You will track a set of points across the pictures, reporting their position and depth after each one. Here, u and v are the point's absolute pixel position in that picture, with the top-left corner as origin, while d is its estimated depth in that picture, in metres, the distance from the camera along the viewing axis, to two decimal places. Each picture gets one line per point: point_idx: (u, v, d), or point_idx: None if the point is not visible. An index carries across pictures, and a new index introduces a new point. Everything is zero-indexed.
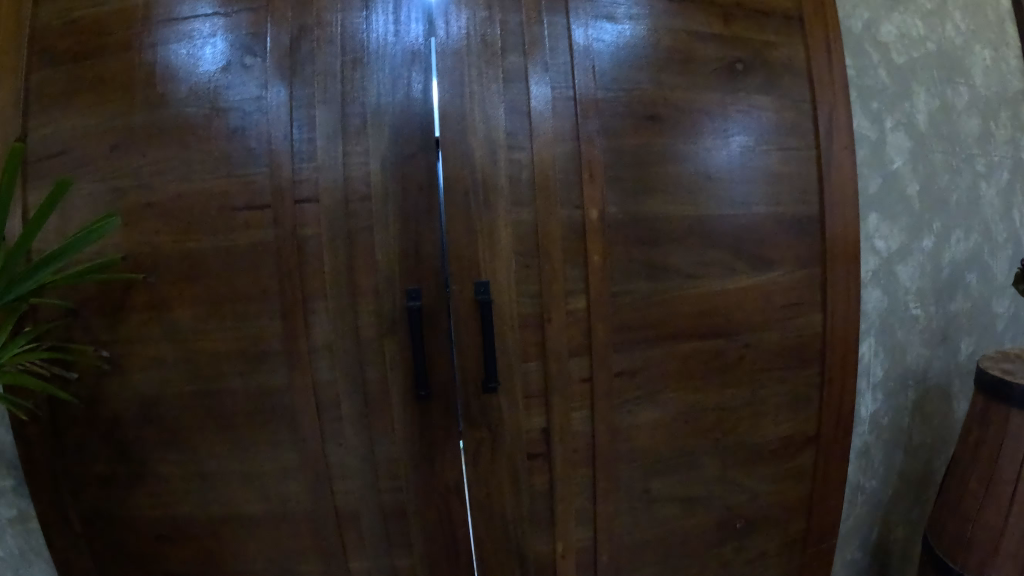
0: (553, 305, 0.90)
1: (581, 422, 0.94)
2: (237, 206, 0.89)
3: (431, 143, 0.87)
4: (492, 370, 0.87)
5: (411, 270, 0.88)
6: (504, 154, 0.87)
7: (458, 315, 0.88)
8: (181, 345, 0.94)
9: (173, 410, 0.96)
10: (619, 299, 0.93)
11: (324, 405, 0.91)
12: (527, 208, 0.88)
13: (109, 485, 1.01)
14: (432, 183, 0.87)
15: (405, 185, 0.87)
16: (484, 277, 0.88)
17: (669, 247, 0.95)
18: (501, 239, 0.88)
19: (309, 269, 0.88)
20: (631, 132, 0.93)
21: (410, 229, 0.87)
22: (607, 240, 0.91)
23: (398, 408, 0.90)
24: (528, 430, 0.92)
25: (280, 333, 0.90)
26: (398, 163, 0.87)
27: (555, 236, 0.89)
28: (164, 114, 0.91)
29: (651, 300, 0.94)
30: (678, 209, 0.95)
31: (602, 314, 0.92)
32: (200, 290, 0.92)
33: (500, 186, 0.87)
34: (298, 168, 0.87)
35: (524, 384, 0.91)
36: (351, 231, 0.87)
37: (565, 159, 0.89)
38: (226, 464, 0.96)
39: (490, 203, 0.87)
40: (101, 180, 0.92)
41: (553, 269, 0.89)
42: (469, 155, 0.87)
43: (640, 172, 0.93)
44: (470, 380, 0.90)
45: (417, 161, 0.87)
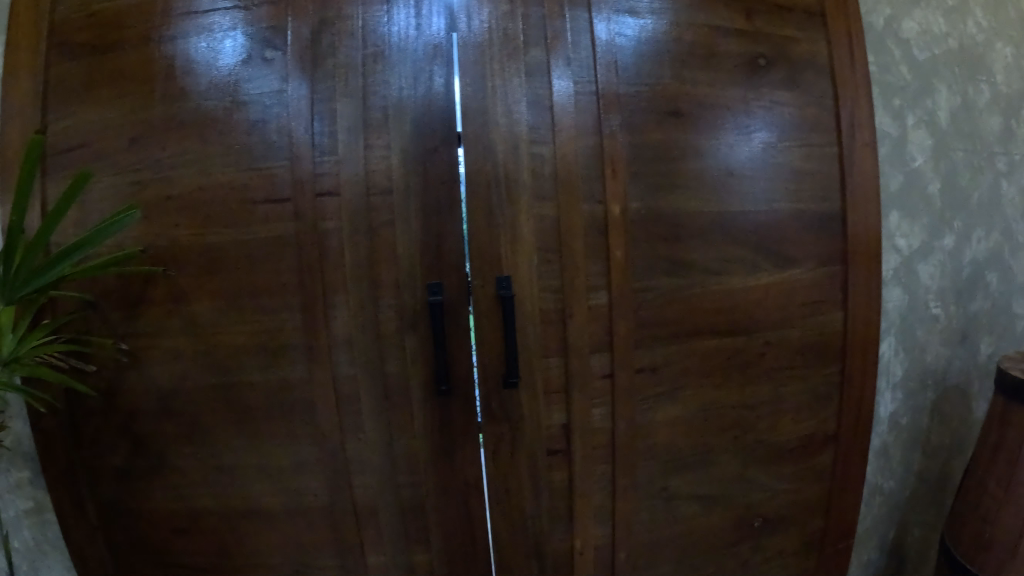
0: (575, 300, 0.89)
1: (601, 418, 0.93)
2: (258, 200, 0.89)
3: (453, 136, 0.86)
4: (513, 366, 0.88)
5: (433, 264, 0.87)
6: (526, 148, 0.87)
7: (479, 310, 0.88)
8: (200, 338, 0.94)
9: (192, 403, 0.96)
10: (640, 295, 0.92)
11: (343, 399, 0.91)
12: (549, 203, 0.88)
13: (127, 478, 1.01)
14: (453, 177, 0.87)
15: (427, 179, 0.86)
16: (506, 271, 0.87)
17: (690, 243, 0.94)
18: (523, 234, 0.87)
19: (329, 262, 0.88)
20: (653, 127, 0.92)
21: (431, 223, 0.87)
22: (629, 236, 0.90)
23: (418, 403, 0.90)
24: (548, 427, 0.92)
25: (300, 327, 0.90)
26: (419, 157, 0.86)
27: (577, 231, 0.88)
28: (185, 107, 0.91)
29: (672, 296, 0.94)
30: (700, 205, 0.94)
31: (624, 310, 0.91)
32: (220, 284, 0.92)
33: (522, 181, 0.87)
34: (319, 162, 0.87)
35: (544, 380, 0.90)
36: (372, 224, 0.87)
37: (587, 154, 0.89)
38: (244, 457, 0.96)
39: (512, 198, 0.87)
40: (121, 172, 0.92)
41: (575, 264, 0.89)
42: (491, 149, 0.86)
43: (661, 168, 0.92)
44: (490, 376, 0.90)
45: (438, 155, 0.86)
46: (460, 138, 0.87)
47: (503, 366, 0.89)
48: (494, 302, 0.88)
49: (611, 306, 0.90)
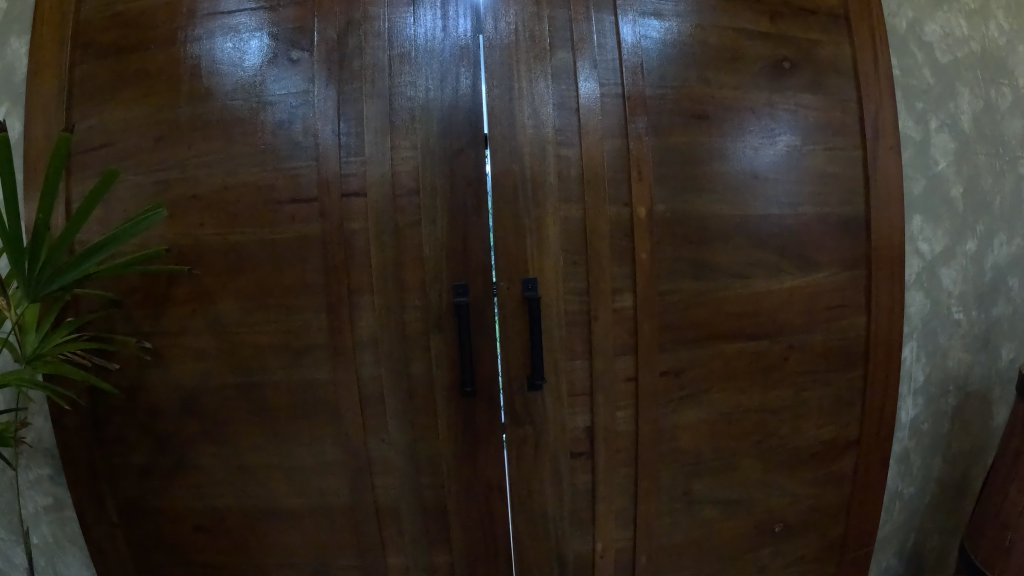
0: (601, 302, 0.89)
1: (625, 421, 0.93)
2: (283, 200, 0.89)
3: (479, 138, 0.87)
4: (538, 369, 0.87)
5: (458, 266, 0.87)
6: (553, 151, 0.87)
7: (504, 311, 0.88)
8: (223, 337, 0.95)
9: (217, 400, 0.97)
10: (664, 298, 0.92)
11: (368, 400, 0.91)
12: (576, 206, 0.88)
13: (148, 475, 1.02)
14: (480, 179, 0.87)
15: (453, 180, 0.87)
16: (531, 273, 0.87)
17: (714, 246, 0.93)
18: (549, 236, 0.87)
19: (354, 263, 0.88)
20: (679, 130, 0.92)
21: (457, 224, 0.87)
22: (655, 239, 0.90)
23: (442, 405, 0.90)
24: (573, 429, 0.92)
25: (325, 327, 0.90)
26: (445, 159, 0.86)
27: (603, 233, 0.88)
28: (211, 108, 0.91)
29: (696, 299, 0.93)
30: (725, 208, 0.94)
31: (649, 312, 0.91)
32: (244, 284, 0.92)
33: (549, 183, 0.87)
34: (345, 162, 0.87)
35: (569, 382, 0.90)
36: (398, 224, 0.87)
37: (613, 155, 0.89)
38: (267, 456, 0.97)
39: (538, 200, 0.87)
40: (146, 172, 0.93)
41: (601, 267, 0.88)
42: (517, 150, 0.86)
43: (687, 170, 0.92)
44: (515, 377, 0.90)
45: (465, 156, 0.86)
46: (486, 140, 0.87)
47: (528, 368, 0.89)
48: (520, 304, 0.88)
49: (636, 309, 0.90)
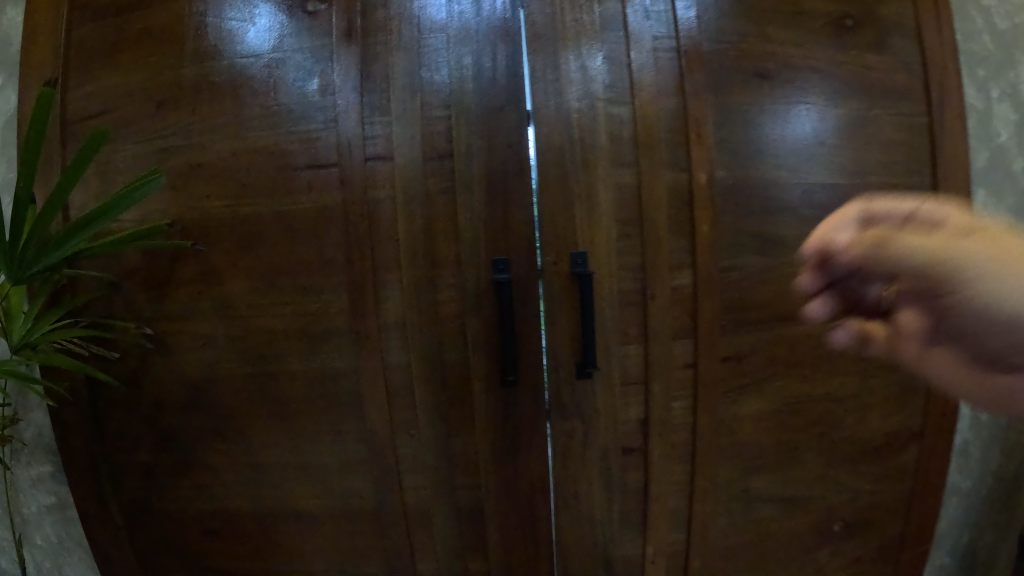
0: (657, 279, 0.80)
1: (681, 412, 0.84)
2: (298, 166, 0.80)
3: (519, 96, 0.77)
4: (590, 355, 0.77)
5: (498, 239, 0.78)
6: (602, 110, 0.77)
7: (550, 289, 0.78)
8: (234, 323, 0.87)
9: (231, 390, 0.89)
10: (727, 276, 0.82)
11: (395, 392, 0.81)
12: (629, 173, 0.78)
13: (153, 474, 0.94)
14: (520, 141, 0.77)
15: (490, 142, 0.77)
16: (581, 246, 0.78)
17: (778, 217, 0.84)
18: (601, 205, 0.78)
19: (380, 236, 0.79)
20: (739, 89, 0.82)
21: (495, 191, 0.77)
22: (716, 209, 0.81)
23: (479, 397, 0.81)
24: (625, 423, 0.83)
25: (347, 311, 0.81)
26: (481, 118, 0.77)
27: (659, 201, 0.79)
28: (218, 68, 0.82)
29: (761, 277, 0.84)
30: (790, 176, 0.84)
31: (710, 290, 0.81)
32: (258, 263, 0.83)
33: (599, 147, 0.78)
34: (370, 124, 0.78)
35: (620, 368, 0.81)
36: (429, 192, 0.78)
37: (669, 114, 0.79)
38: (284, 453, 0.89)
39: (588, 165, 0.78)
40: (144, 141, 0.85)
41: (658, 239, 0.79)
42: (563, 108, 0.77)
43: (748, 134, 0.82)
44: (561, 366, 0.80)
45: (504, 115, 0.77)
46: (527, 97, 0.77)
47: (576, 352, 0.80)
48: (569, 281, 0.78)
49: (696, 286, 0.81)
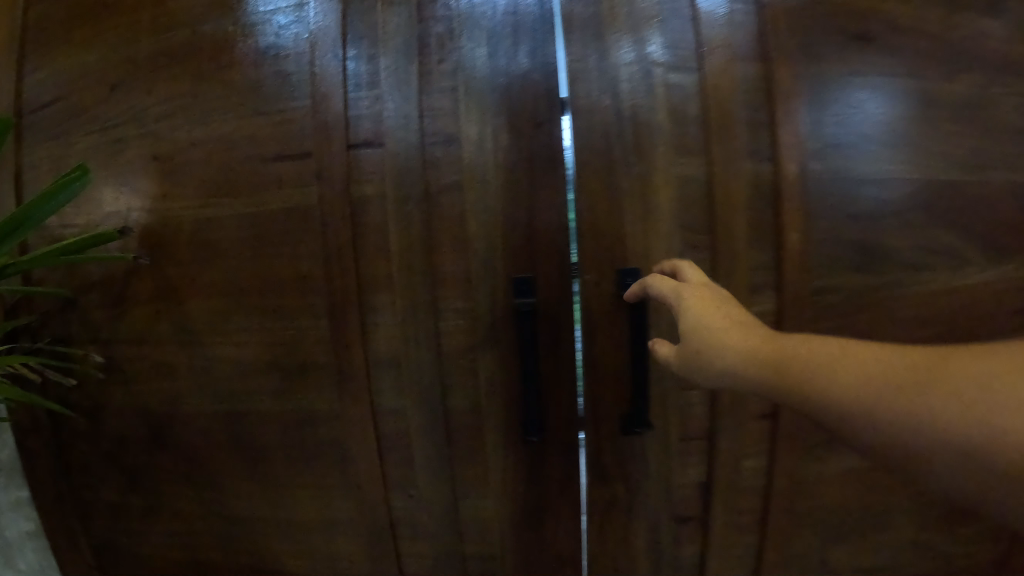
0: (731, 303, 0.61)
1: (754, 472, 0.65)
2: (269, 155, 0.63)
3: (551, 61, 0.58)
4: (640, 412, 0.59)
5: (525, 251, 0.59)
6: (660, 82, 0.59)
7: (592, 315, 0.60)
8: (197, 350, 0.71)
9: (200, 429, 0.74)
10: (819, 299, 0.63)
11: (387, 442, 0.64)
12: (697, 166, 0.60)
13: (122, 514, 0.81)
14: (553, 121, 0.59)
15: (514, 123, 0.58)
16: (633, 260, 0.60)
17: (890, 223, 0.63)
18: (659, 207, 0.60)
19: (369, 251, 0.57)
20: (833, 55, 0.62)
21: (520, 188, 0.59)
22: (807, 212, 0.62)
23: (495, 454, 0.62)
24: (681, 485, 0.64)
25: (329, 341, 0.63)
26: (501, 91, 0.58)
27: (734, 203, 0.61)
28: (181, 36, 0.67)
29: (863, 301, 0.64)
30: (901, 169, 0.63)
31: (796, 318, 0.63)
32: (223, 277, 0.67)
33: (657, 131, 0.59)
34: (354, 100, 0.59)
35: (680, 417, 0.63)
36: (438, 189, 0.60)
37: (747, 86, 0.61)
38: (259, 503, 0.74)
39: (643, 153, 0.59)
40: (95, 128, 0.70)
41: (732, 252, 0.61)
42: (609, 77, 0.58)
43: (842, 114, 0.62)
44: (601, 415, 0.62)
45: (533, 88, 0.58)
46: (562, 64, 0.59)
47: (625, 398, 0.62)
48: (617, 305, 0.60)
49: (780, 313, 0.63)
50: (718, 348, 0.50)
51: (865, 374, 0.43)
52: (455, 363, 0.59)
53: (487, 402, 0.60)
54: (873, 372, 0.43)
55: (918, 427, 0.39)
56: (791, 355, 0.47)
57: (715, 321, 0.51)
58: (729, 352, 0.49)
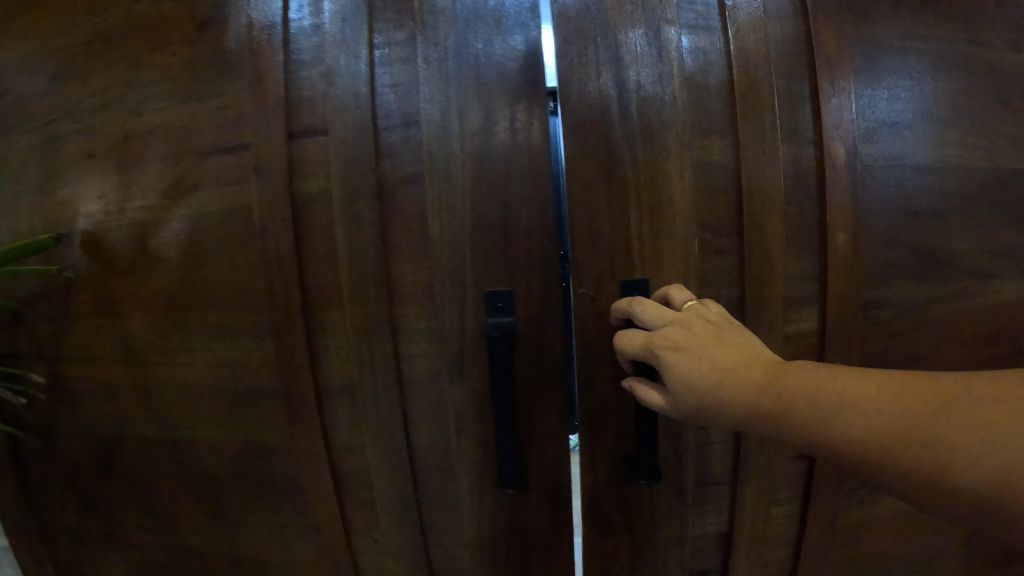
0: (764, 322, 0.47)
1: (783, 520, 0.54)
2: (213, 147, 0.54)
3: (532, 16, 0.44)
4: (648, 462, 0.46)
5: (496, 260, 0.44)
6: (675, 45, 0.46)
7: (587, 341, 0.46)
8: (138, 371, 0.61)
9: (147, 458, 0.65)
10: (873, 315, 0.50)
11: (345, 485, 0.53)
12: (722, 148, 0.46)
13: (84, 540, 0.72)
14: (533, 91, 0.44)
15: (483, 94, 0.44)
16: (641, 270, 0.46)
17: (950, 221, 0.51)
18: (674, 201, 0.46)
19: (315, 258, 0.48)
20: (886, 14, 0.50)
21: (488, 177, 0.44)
22: (859, 209, 0.49)
23: (468, 506, 0.50)
24: (698, 536, 0.53)
25: (274, 366, 0.53)
26: (465, 56, 0.44)
27: (771, 194, 0.47)
28: (127, 14, 0.59)
29: (925, 314, 0.51)
30: (970, 155, 0.51)
31: (846, 340, 0.49)
32: (161, 289, 0.58)
33: (671, 105, 0.46)
34: (296, 76, 0.48)
35: (697, 460, 0.51)
36: (382, 180, 0.45)
37: (784, 52, 0.48)
38: (216, 541, 0.65)
39: (649, 133, 0.45)
40: (41, 121, 0.63)
41: (768, 258, 0.47)
42: (606, 37, 0.45)
43: (899, 86, 0.50)
44: (602, 460, 0.49)
45: (502, 48, 0.44)
46: (547, 17, 0.45)
47: (627, 443, 0.48)
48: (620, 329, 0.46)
49: (824, 335, 0.49)
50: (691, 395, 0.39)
51: (835, 413, 0.35)
52: (416, 396, 0.47)
53: (457, 443, 0.48)
54: (846, 406, 0.35)
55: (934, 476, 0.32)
56: (763, 391, 0.38)
57: (698, 359, 0.40)
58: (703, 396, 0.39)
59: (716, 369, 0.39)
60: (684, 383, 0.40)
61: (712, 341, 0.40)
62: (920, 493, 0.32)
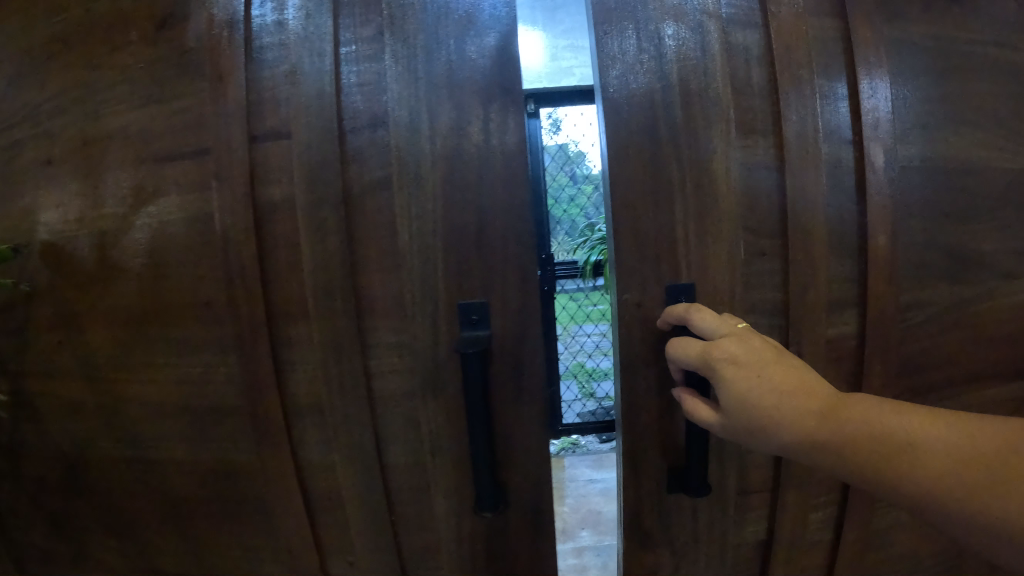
0: (805, 326, 0.47)
1: (820, 528, 0.52)
2: (177, 151, 0.51)
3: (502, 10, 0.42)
4: (695, 469, 0.46)
5: (471, 272, 0.42)
6: (718, 39, 0.46)
7: (631, 352, 0.46)
8: (102, 387, 0.58)
9: (117, 478, 0.61)
10: (911, 317, 0.48)
11: (316, 508, 0.50)
12: (765, 144, 0.46)
13: (52, 563, 0.69)
14: (503, 89, 0.41)
15: (450, 93, 0.41)
16: (687, 275, 0.46)
17: (990, 225, 0.49)
18: (720, 203, 0.46)
19: (280, 270, 0.45)
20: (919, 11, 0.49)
21: (459, 181, 0.41)
22: (896, 209, 0.47)
23: (443, 529, 0.47)
24: (736, 547, 0.52)
25: (238, 382, 0.50)
26: (433, 53, 0.42)
27: (815, 195, 0.46)
28: (89, 13, 0.56)
29: (961, 314, 0.49)
30: (995, 156, 0.49)
31: (886, 344, 0.48)
32: (122, 303, 0.55)
33: (717, 100, 0.46)
34: (259, 76, 0.46)
35: (739, 468, 0.50)
36: (348, 187, 0.42)
37: (824, 50, 0.47)
38: (189, 563, 0.62)
39: (695, 133, 0.45)
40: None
41: (812, 260, 0.46)
42: (654, 38, 0.45)
43: (927, 84, 0.48)
44: (642, 469, 0.49)
45: (470, 46, 0.42)
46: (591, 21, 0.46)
47: (676, 453, 0.49)
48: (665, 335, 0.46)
49: (863, 339, 0.48)
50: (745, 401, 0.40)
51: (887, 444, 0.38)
52: (389, 412, 0.45)
53: (429, 464, 0.45)
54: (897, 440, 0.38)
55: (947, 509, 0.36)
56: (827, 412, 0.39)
57: (757, 374, 0.40)
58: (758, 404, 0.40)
59: (774, 385, 0.40)
60: (738, 397, 0.40)
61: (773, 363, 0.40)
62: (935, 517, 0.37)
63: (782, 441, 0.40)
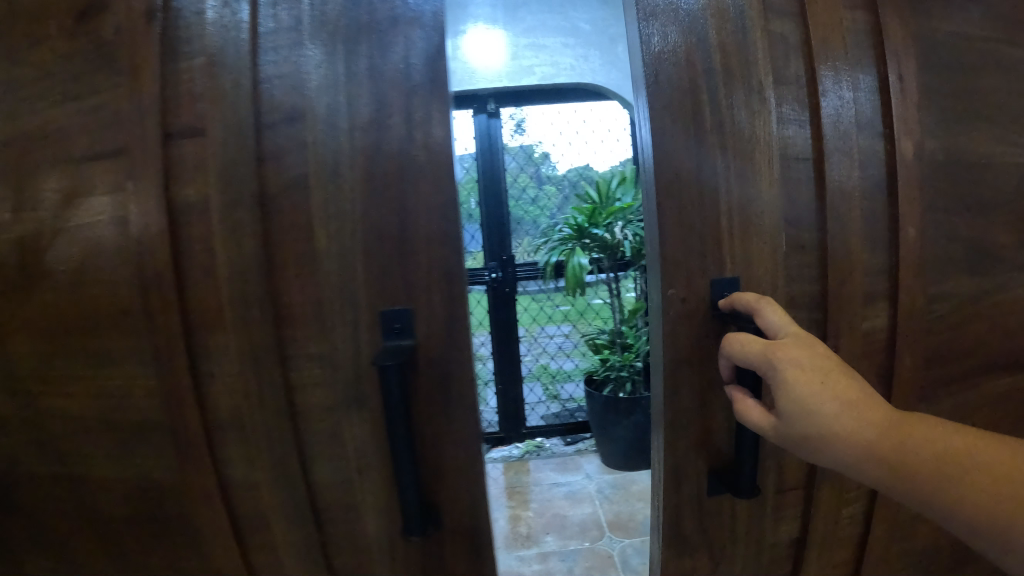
0: (845, 320, 0.43)
1: (852, 521, 0.49)
2: (85, 150, 0.48)
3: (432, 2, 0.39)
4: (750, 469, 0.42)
5: (394, 275, 0.39)
6: (759, 27, 0.43)
7: (674, 351, 0.43)
8: (15, 405, 0.53)
9: (44, 496, 0.56)
10: (932, 314, 0.45)
11: (243, 530, 0.46)
12: (802, 135, 0.43)
13: None
14: (427, 86, 0.38)
15: (369, 89, 0.39)
16: (732, 267, 0.43)
17: (1010, 222, 0.47)
18: (763, 196, 0.43)
19: (196, 275, 0.42)
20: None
21: (381, 182, 0.38)
22: (924, 205, 0.44)
23: (377, 548, 0.44)
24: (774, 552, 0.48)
25: (158, 392, 0.47)
26: (355, 47, 0.39)
27: (850, 191, 0.43)
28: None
29: (977, 309, 0.46)
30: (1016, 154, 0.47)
31: (915, 344, 0.45)
32: (37, 312, 0.50)
33: (759, 89, 0.42)
34: (173, 66, 0.42)
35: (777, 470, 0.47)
36: (264, 187, 0.39)
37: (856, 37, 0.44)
38: None
39: (746, 122, 0.42)
40: None
41: (848, 249, 0.43)
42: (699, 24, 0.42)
43: (954, 80, 0.46)
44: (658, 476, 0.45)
45: (393, 45, 0.39)
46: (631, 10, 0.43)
47: (714, 457, 0.45)
48: (704, 331, 0.43)
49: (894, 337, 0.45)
50: (804, 405, 0.38)
51: (939, 460, 0.38)
52: (312, 426, 0.42)
53: (359, 482, 0.43)
54: (952, 459, 0.37)
55: (995, 534, 0.36)
56: (876, 422, 0.39)
57: (823, 382, 0.38)
58: (818, 411, 0.38)
59: (837, 394, 0.38)
60: (801, 402, 0.38)
61: (836, 370, 0.39)
62: (985, 544, 0.37)
63: (835, 451, 0.39)
